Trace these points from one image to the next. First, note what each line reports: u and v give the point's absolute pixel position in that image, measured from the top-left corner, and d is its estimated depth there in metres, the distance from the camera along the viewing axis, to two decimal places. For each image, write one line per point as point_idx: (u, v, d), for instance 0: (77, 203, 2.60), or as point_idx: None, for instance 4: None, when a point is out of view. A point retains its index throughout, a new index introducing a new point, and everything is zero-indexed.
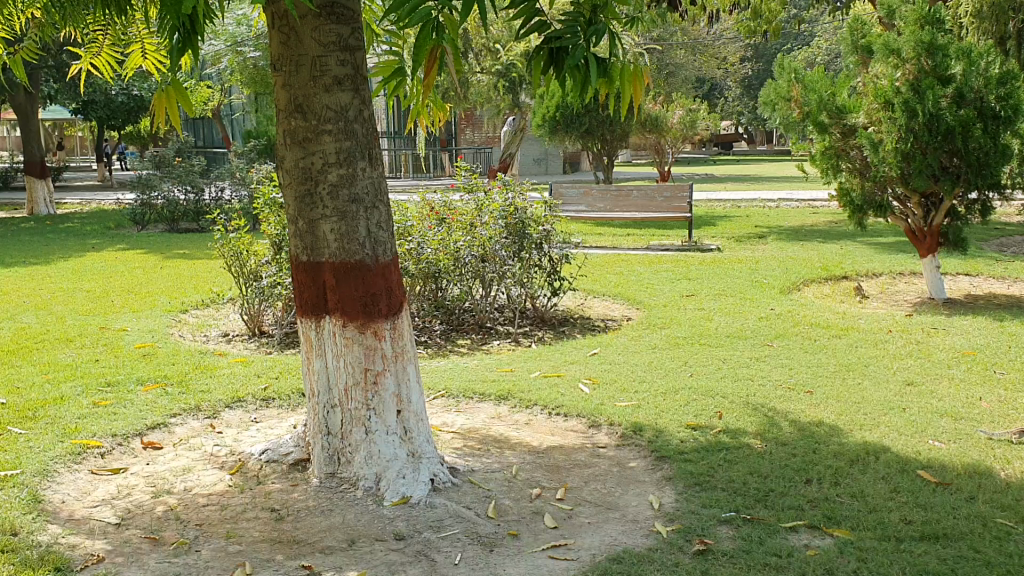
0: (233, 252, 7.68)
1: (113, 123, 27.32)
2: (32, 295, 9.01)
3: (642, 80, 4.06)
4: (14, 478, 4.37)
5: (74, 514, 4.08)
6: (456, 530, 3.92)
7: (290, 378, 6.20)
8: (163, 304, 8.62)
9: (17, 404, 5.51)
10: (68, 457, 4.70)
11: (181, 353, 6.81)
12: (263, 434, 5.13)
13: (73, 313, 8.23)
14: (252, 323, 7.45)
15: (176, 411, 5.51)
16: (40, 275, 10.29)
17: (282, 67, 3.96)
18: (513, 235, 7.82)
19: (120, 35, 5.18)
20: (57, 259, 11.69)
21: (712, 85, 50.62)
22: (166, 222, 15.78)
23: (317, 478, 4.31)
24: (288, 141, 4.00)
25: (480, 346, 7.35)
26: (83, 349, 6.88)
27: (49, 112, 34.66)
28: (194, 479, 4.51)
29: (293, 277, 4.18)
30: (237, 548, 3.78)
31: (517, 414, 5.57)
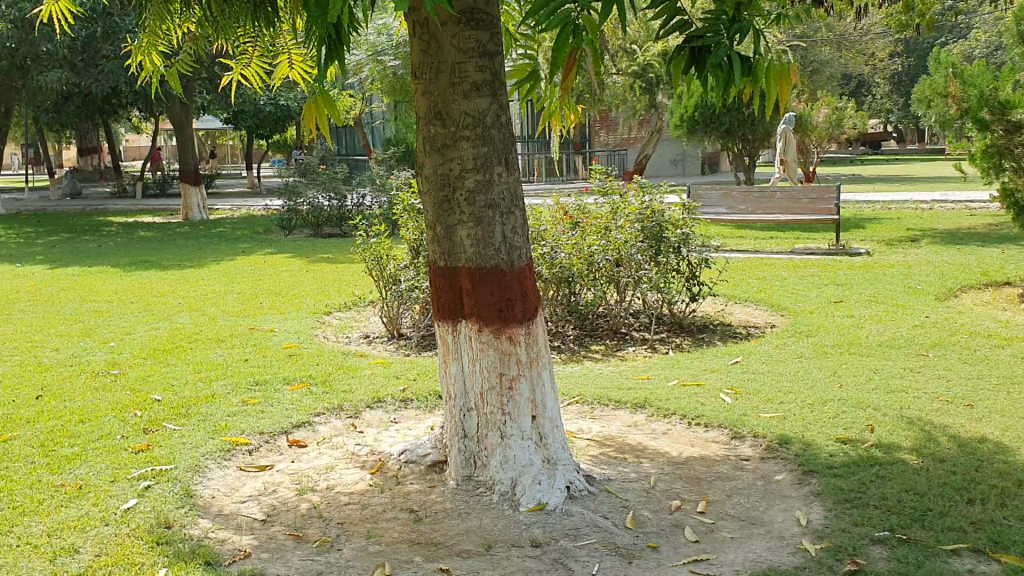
0: (373, 257, 7.82)
1: (262, 132, 28.48)
2: (187, 297, 9.47)
3: (789, 79, 3.87)
4: (169, 472, 4.56)
5: (223, 509, 4.22)
6: (593, 539, 3.84)
7: (427, 380, 6.25)
8: (309, 306, 8.90)
9: (173, 400, 5.78)
10: (219, 453, 4.87)
11: (324, 354, 6.99)
12: (403, 435, 5.19)
13: (225, 314, 8.59)
14: (391, 326, 7.58)
15: (320, 409, 5.64)
16: (195, 278, 10.81)
17: (422, 74, 3.99)
18: (650, 239, 7.67)
19: (269, 46, 5.34)
20: (211, 262, 12.26)
21: (859, 82, 48.75)
22: (311, 228, 16.33)
23: (454, 480, 4.32)
24: (428, 147, 4.02)
25: (615, 352, 7.25)
26: (234, 349, 7.16)
27: (203, 122, 36.52)
28: (336, 477, 4.59)
29: (430, 282, 4.20)
30: (376, 548, 3.81)
31: (655, 422, 5.44)
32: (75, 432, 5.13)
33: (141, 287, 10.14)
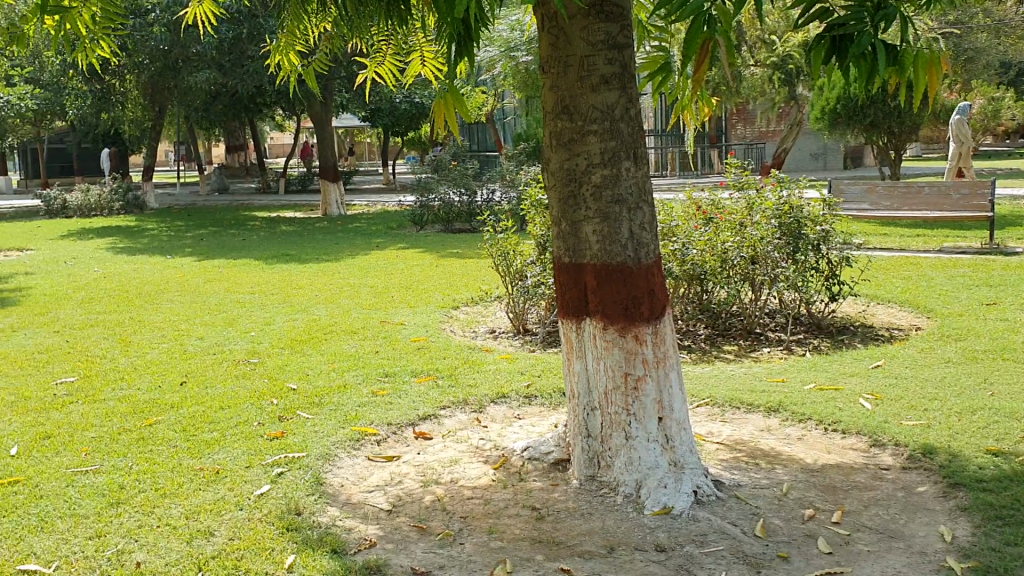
0: (501, 252, 7.84)
1: (398, 129, 29.12)
2: (323, 290, 9.75)
3: (939, 67, 3.63)
4: (300, 460, 4.68)
5: (351, 498, 4.30)
6: (721, 546, 3.71)
7: (553, 376, 6.22)
8: (438, 300, 9.02)
9: (306, 389, 5.95)
10: (348, 442, 4.97)
11: (451, 348, 7.06)
12: (527, 431, 5.17)
13: (357, 306, 8.80)
14: (518, 321, 7.57)
15: (446, 403, 5.69)
16: (330, 271, 11.13)
17: (551, 68, 3.94)
18: (787, 236, 7.39)
19: (402, 44, 5.41)
20: (346, 256, 12.60)
21: (1019, 70, 45.88)
22: (442, 223, 16.57)
23: (578, 479, 4.27)
24: (555, 142, 3.97)
25: (748, 353, 7.03)
26: (365, 340, 7.32)
27: (343, 120, 37.66)
28: (460, 471, 4.61)
29: (555, 278, 4.15)
30: (498, 544, 3.80)
31: (789, 427, 5.23)
32: (215, 418, 5.34)
33: (281, 279, 10.52)
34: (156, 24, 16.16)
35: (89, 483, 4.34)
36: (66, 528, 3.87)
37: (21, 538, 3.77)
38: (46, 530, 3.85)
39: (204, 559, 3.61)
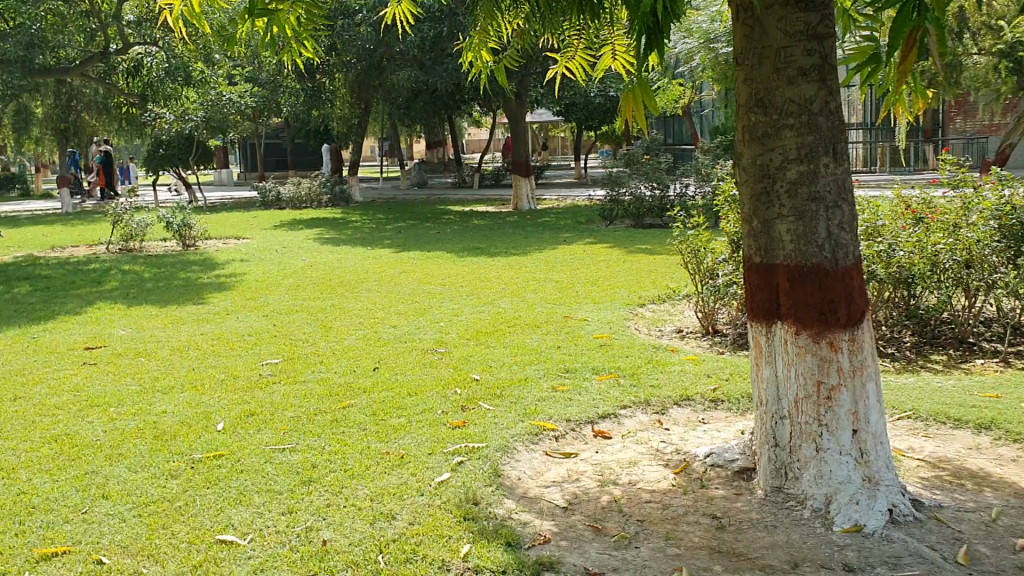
0: (690, 249, 7.64)
1: (592, 124, 29.14)
2: (510, 283, 9.88)
3: None
4: (480, 451, 4.73)
5: (527, 492, 4.30)
6: (918, 571, 3.44)
7: (740, 381, 6.00)
8: (624, 296, 8.93)
9: (490, 381, 6.03)
10: (527, 437, 4.98)
11: (635, 346, 6.96)
12: (710, 436, 5.01)
13: (543, 301, 8.86)
14: (706, 321, 7.36)
15: (627, 402, 5.61)
16: (518, 265, 11.27)
17: (745, 60, 3.77)
18: (1009, 238, 6.78)
19: (594, 38, 5.32)
20: (535, 250, 12.73)
21: None
22: (633, 218, 16.43)
23: (762, 489, 4.09)
24: (748, 137, 3.81)
25: (959, 364, 6.52)
26: (549, 335, 7.34)
27: (538, 115, 38.11)
28: (639, 473, 4.53)
29: (745, 279, 3.99)
30: (675, 551, 3.69)
31: (1002, 447, 4.79)
32: (402, 404, 5.51)
33: (470, 271, 10.74)
34: (363, 24, 16.91)
35: (284, 461, 4.56)
36: (261, 501, 4.08)
37: (222, 507, 4.01)
38: (243, 502, 4.06)
39: (384, 541, 3.71)
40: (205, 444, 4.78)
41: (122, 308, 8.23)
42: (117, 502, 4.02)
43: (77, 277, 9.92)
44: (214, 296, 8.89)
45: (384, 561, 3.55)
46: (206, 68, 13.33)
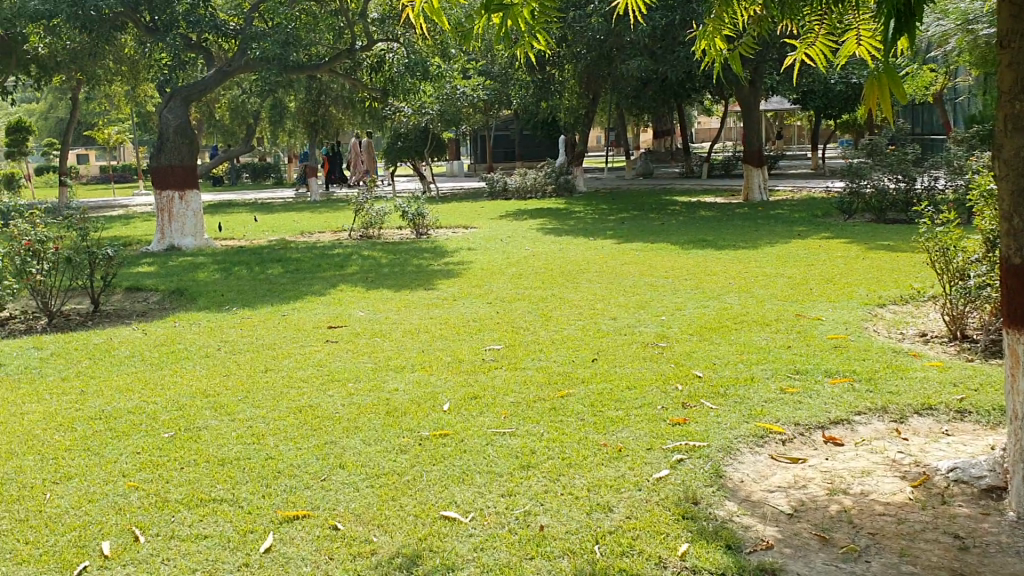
0: (939, 247, 7.08)
1: (830, 113, 27.76)
2: (739, 278, 9.60)
3: None
4: (701, 449, 4.61)
5: (750, 495, 4.15)
6: None
7: (992, 392, 5.50)
8: (862, 296, 8.44)
9: (713, 378, 5.87)
10: (751, 438, 4.80)
11: (872, 349, 6.55)
12: (955, 450, 4.64)
13: (773, 297, 8.54)
14: (954, 325, 6.82)
15: (862, 409, 5.29)
16: (748, 259, 10.93)
17: (1012, 43, 3.44)
18: None
19: (838, 23, 4.74)
20: (765, 244, 12.30)
21: None
22: (873, 213, 15.51)
23: (1015, 511, 3.73)
24: (1011, 127, 3.48)
25: None
26: (777, 334, 7.06)
27: (772, 104, 36.78)
28: (873, 484, 4.26)
29: (1002, 282, 3.66)
30: (911, 569, 3.44)
31: None
32: (623, 397, 5.42)
33: (696, 265, 10.53)
34: (595, 15, 16.95)
35: (506, 444, 4.63)
36: (483, 482, 4.17)
37: (446, 485, 4.14)
38: (466, 481, 4.18)
39: (601, 532, 3.69)
40: (431, 423, 4.96)
41: (361, 291, 8.72)
42: (352, 473, 4.25)
43: (323, 260, 10.64)
44: (444, 283, 9.24)
45: (601, 552, 3.54)
46: (444, 62, 13.82)
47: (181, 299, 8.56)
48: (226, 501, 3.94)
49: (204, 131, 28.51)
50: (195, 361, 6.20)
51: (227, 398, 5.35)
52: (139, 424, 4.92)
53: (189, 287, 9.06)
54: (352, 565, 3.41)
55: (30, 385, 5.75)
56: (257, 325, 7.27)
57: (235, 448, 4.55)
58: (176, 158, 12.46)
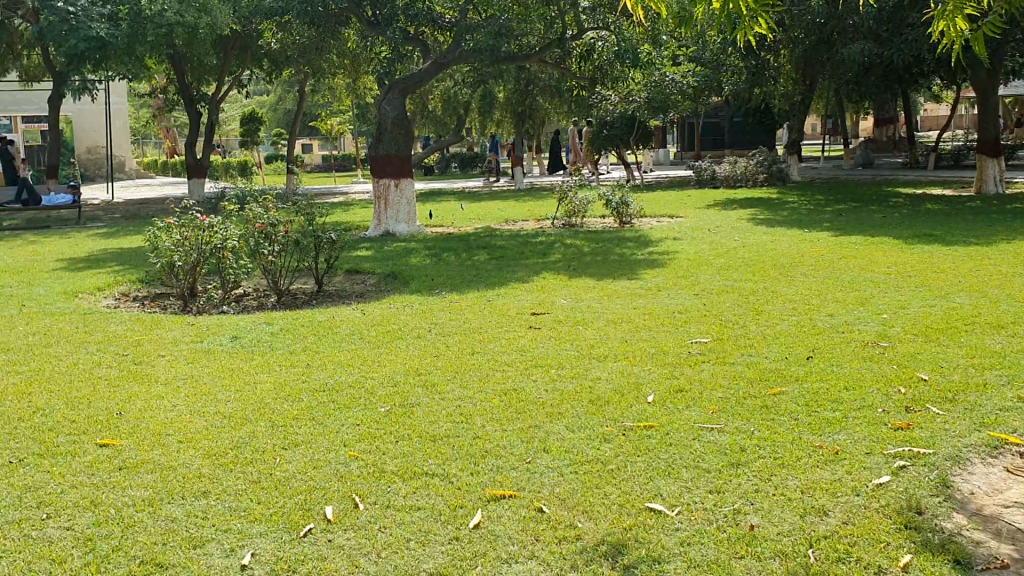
0: None
1: None
2: (970, 276, 8.90)
3: None
4: (927, 457, 4.30)
5: (982, 509, 3.83)
6: None
7: None
8: None
9: (941, 382, 5.45)
10: (984, 449, 4.43)
11: None
12: None
13: (1010, 298, 7.85)
14: None
15: None
16: (981, 256, 10.11)
17: None
18: None
19: None
20: (1002, 241, 11.34)
21: None
22: None
23: None
24: None
25: None
26: (1015, 338, 6.47)
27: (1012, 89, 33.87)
28: None
29: None
30: None
31: None
32: (839, 398, 5.11)
33: (921, 261, 9.86)
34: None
35: (714, 440, 4.46)
36: (690, 476, 4.06)
37: (652, 476, 4.06)
38: (672, 474, 4.09)
39: (815, 536, 3.52)
40: (636, 413, 4.84)
41: (565, 279, 8.76)
42: (557, 457, 4.25)
43: (529, 248, 10.79)
44: (649, 273, 9.12)
45: (815, 557, 3.38)
46: (655, 51, 13.64)
47: (395, 282, 8.92)
48: (437, 476, 4.05)
49: (417, 122, 29.56)
50: (408, 341, 6.43)
51: (438, 378, 5.51)
52: (357, 399, 5.16)
53: (402, 271, 9.42)
54: (558, 548, 3.43)
55: (261, 358, 6.18)
56: (465, 309, 7.44)
57: (444, 426, 4.67)
58: (393, 147, 13.00)
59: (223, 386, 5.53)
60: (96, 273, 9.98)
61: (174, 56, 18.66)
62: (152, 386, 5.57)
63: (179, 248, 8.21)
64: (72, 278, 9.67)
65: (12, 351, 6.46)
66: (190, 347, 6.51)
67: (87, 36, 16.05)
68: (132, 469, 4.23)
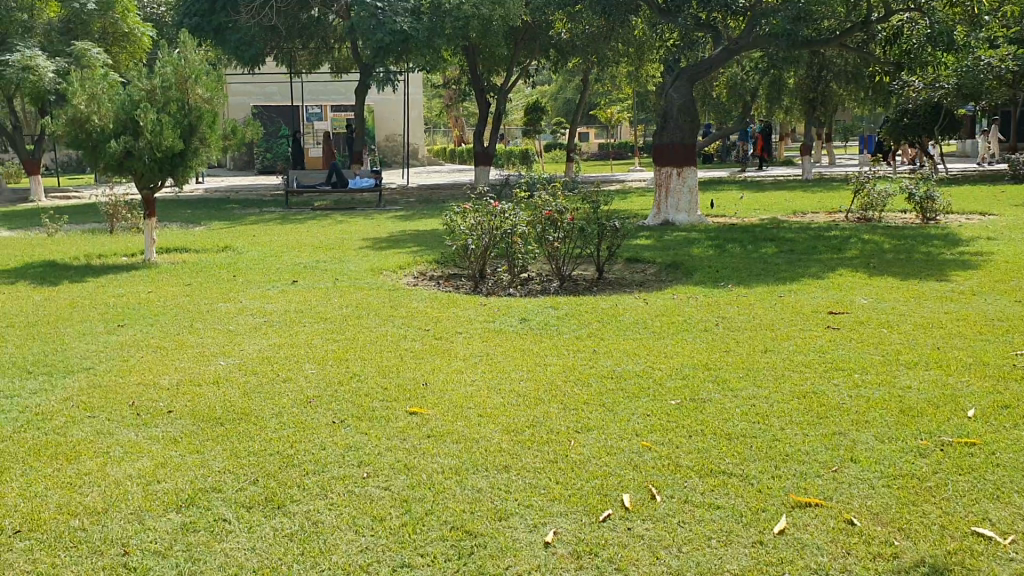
0: None
1: None
2: None
3: None
4: None
5: None
6: None
7: None
8: None
9: None
10: None
11: None
12: None
13: None
14: None
15: None
16: None
17: None
18: None
19: None
20: None
21: None
22: None
23: None
24: None
25: None
26: None
27: None
28: None
29: None
30: None
31: None
32: None
33: None
34: None
35: None
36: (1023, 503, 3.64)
37: (978, 499, 3.69)
38: (1002, 499, 3.69)
39: None
40: (955, 429, 4.43)
41: (864, 277, 8.21)
42: (866, 468, 3.97)
43: (819, 242, 10.24)
44: (960, 275, 8.34)
45: None
46: (974, 32, 12.43)
47: (678, 273, 8.78)
48: (736, 475, 3.93)
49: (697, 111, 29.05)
50: (695, 333, 6.30)
51: (729, 373, 5.33)
52: (647, 388, 5.12)
53: (685, 261, 9.27)
54: (872, 565, 3.21)
55: (550, 340, 6.30)
56: (755, 304, 7.17)
57: (740, 424, 4.51)
58: (677, 135, 12.83)
59: (515, 365, 5.70)
60: (396, 252, 10.69)
61: (468, 49, 19.56)
62: (452, 360, 5.86)
63: (473, 231, 8.61)
64: (375, 257, 10.40)
65: (329, 321, 7.05)
66: (484, 327, 6.78)
67: (392, 30, 17.47)
68: (438, 438, 4.47)
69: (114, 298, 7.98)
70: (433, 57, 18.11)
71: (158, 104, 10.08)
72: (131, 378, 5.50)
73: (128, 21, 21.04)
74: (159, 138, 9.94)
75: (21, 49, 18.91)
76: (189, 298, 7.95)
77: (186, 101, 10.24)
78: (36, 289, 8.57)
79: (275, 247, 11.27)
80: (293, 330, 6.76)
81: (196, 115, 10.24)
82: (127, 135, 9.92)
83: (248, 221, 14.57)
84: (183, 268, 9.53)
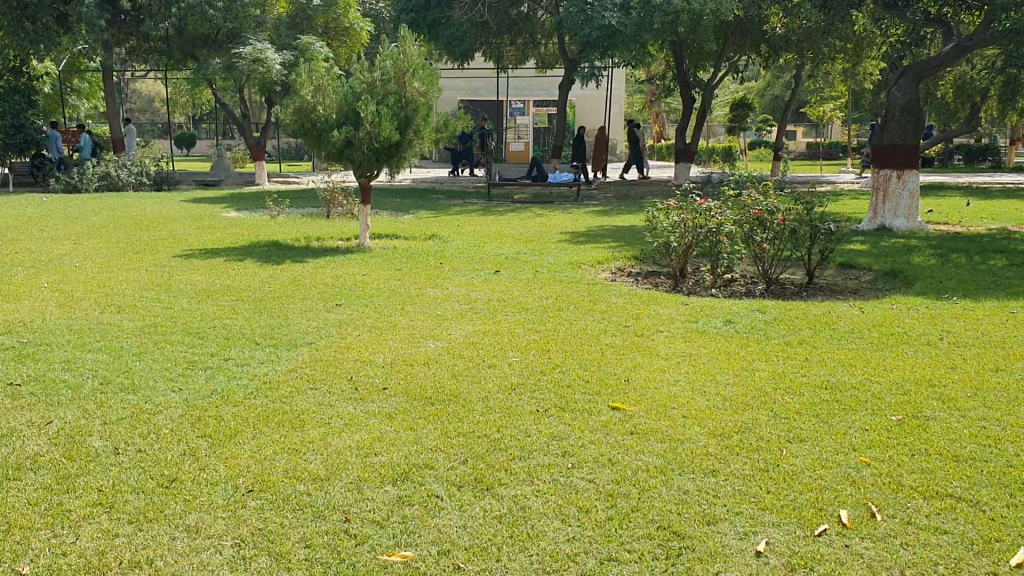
0: None
1: None
2: None
3: None
4: None
5: None
6: None
7: None
8: None
9: None
10: None
11: None
12: None
13: None
14: None
15: None
16: None
17: None
18: None
19: None
20: None
21: None
22: None
23: None
24: None
25: None
26: None
27: None
28: None
29: None
30: None
31: None
32: None
33: None
34: None
35: None
36: None
37: None
38: None
39: None
40: None
41: None
42: None
43: None
44: None
45: None
46: None
47: (896, 282, 8.32)
48: (965, 500, 3.67)
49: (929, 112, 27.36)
50: (918, 347, 5.93)
51: (956, 392, 4.98)
52: (865, 402, 4.87)
53: (905, 270, 8.75)
54: None
55: (757, 345, 6.12)
56: (984, 319, 6.68)
57: (969, 446, 4.21)
58: (899, 136, 12.23)
59: (721, 368, 5.57)
60: (594, 247, 10.69)
61: (675, 44, 19.39)
62: (653, 358, 5.81)
63: (676, 228, 8.49)
64: (575, 251, 10.44)
65: (531, 311, 7.15)
66: (685, 326, 6.67)
67: (600, 25, 17.48)
68: (642, 435, 4.43)
69: (332, 279, 8.43)
70: (639, 52, 17.81)
71: (378, 96, 10.57)
72: (349, 354, 5.82)
73: (349, 16, 22.36)
74: (378, 129, 10.41)
75: (252, 42, 20.36)
76: (400, 282, 8.28)
77: (403, 94, 10.65)
78: (262, 266, 9.20)
79: (478, 237, 11.56)
80: (497, 318, 6.92)
81: (412, 107, 10.64)
82: (349, 125, 10.46)
83: (453, 212, 15.00)
84: (394, 253, 9.94)
